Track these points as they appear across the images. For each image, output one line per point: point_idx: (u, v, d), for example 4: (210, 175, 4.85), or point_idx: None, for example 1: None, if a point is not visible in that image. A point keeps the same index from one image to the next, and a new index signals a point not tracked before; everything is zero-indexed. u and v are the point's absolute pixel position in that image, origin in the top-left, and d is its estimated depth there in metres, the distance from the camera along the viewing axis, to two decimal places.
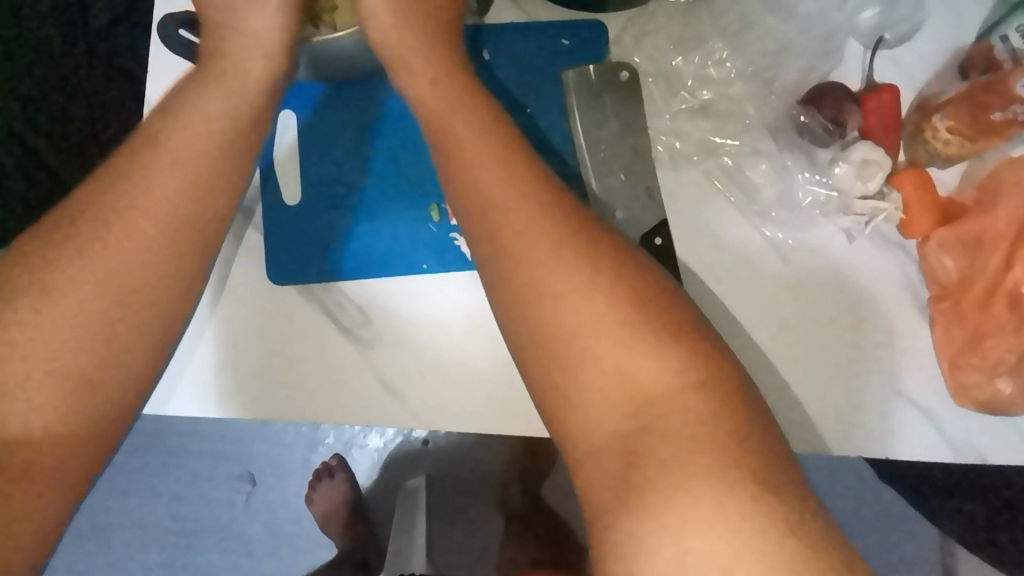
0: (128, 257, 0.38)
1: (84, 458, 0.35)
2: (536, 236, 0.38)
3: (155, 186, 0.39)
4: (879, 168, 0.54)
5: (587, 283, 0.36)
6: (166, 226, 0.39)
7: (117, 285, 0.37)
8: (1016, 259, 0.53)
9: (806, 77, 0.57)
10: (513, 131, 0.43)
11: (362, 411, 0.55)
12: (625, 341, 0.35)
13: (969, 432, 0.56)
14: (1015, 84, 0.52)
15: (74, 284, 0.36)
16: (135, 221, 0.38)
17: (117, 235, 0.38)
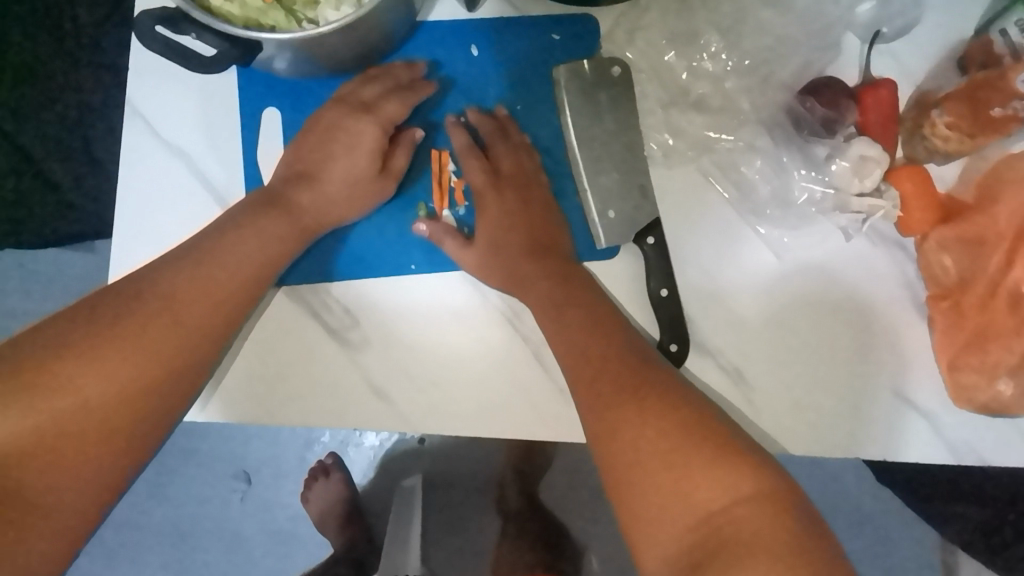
0: (185, 330, 0.45)
1: (107, 484, 0.41)
2: (601, 379, 0.44)
3: (217, 270, 0.47)
4: (877, 165, 0.53)
5: (642, 406, 0.41)
6: (215, 308, 0.46)
7: (171, 352, 0.44)
8: (1018, 258, 0.52)
9: (803, 73, 0.56)
10: (544, 246, 0.53)
11: (351, 414, 0.55)
12: (682, 455, 0.38)
13: (967, 434, 0.55)
14: (1014, 80, 0.50)
15: (101, 360, 0.41)
16: (182, 304, 0.45)
17: (173, 315, 0.44)
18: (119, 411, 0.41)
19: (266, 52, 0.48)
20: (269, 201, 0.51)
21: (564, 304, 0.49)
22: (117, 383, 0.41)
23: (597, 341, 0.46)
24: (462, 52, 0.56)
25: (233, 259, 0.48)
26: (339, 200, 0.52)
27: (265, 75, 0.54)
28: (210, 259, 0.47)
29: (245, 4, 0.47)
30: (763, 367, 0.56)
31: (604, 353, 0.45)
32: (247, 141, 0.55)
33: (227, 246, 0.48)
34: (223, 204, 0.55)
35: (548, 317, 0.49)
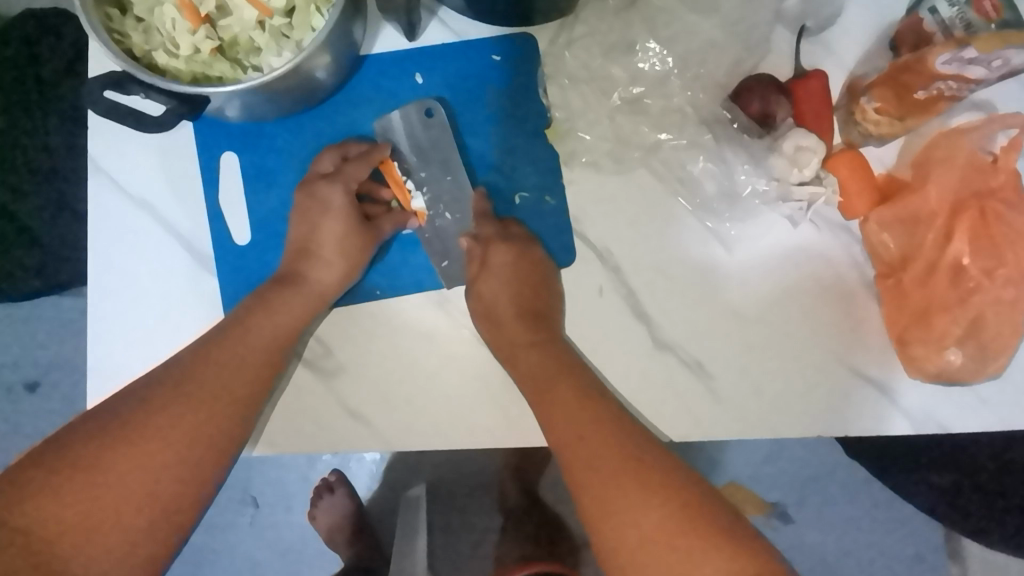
0: (241, 371, 0.50)
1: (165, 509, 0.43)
2: (601, 460, 0.45)
3: (271, 320, 0.52)
4: (814, 154, 0.55)
5: (643, 496, 0.42)
6: (267, 356, 0.51)
7: (237, 397, 0.49)
8: (955, 233, 0.54)
9: (737, 72, 0.58)
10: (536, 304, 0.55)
11: (333, 439, 0.57)
12: (675, 550, 0.40)
13: (924, 403, 0.57)
14: (935, 61, 0.52)
15: (190, 400, 0.46)
16: (246, 351, 0.50)
17: (239, 359, 0.50)
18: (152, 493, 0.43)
19: (214, 103, 0.50)
20: (280, 281, 0.54)
21: (549, 386, 0.51)
22: (154, 466, 0.43)
23: (594, 426, 0.47)
24: (407, 81, 0.59)
25: (251, 346, 0.51)
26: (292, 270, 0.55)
27: (221, 123, 0.57)
28: (237, 344, 0.50)
29: (189, 59, 0.49)
30: (707, 357, 0.58)
31: (598, 433, 0.47)
32: (210, 187, 0.57)
33: (247, 329, 0.51)
34: (190, 248, 0.57)
35: (541, 388, 0.51)
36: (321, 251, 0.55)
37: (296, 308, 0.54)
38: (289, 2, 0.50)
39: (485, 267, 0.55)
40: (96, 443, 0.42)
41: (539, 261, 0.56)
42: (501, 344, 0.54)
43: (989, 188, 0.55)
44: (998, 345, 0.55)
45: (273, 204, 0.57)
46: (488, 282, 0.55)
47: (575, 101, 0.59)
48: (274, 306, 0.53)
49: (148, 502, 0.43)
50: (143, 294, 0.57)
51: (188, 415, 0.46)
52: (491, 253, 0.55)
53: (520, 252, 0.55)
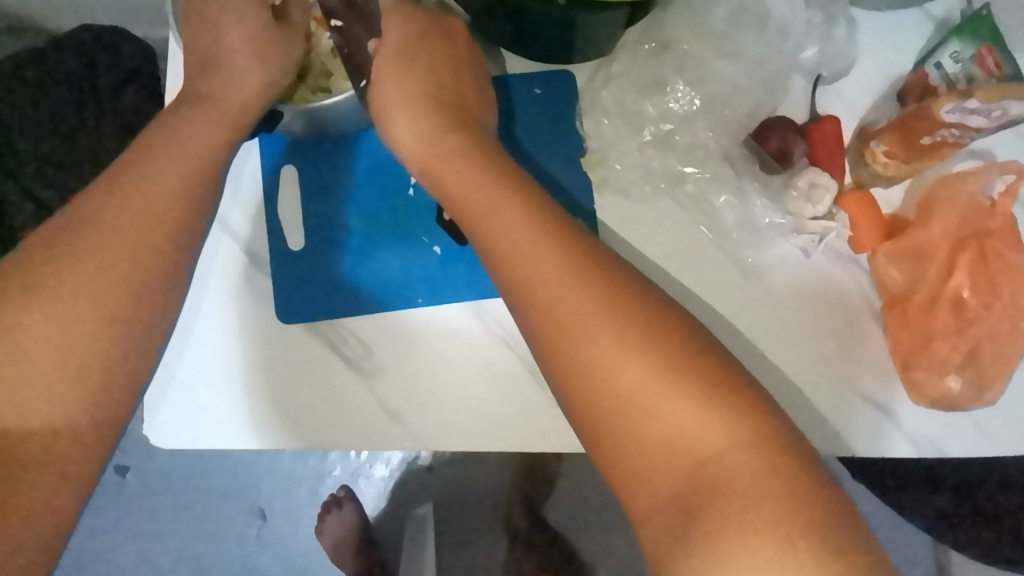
0: (172, 168, 0.47)
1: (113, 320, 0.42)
2: (566, 288, 0.40)
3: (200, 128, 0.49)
4: (827, 191, 0.60)
5: (620, 330, 0.38)
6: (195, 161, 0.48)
7: (177, 166, 0.47)
8: (956, 267, 0.59)
9: (757, 114, 0.63)
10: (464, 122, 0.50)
11: (370, 437, 0.60)
12: (660, 382, 0.37)
13: (929, 429, 0.60)
14: (940, 110, 0.57)
15: (117, 209, 0.44)
16: (173, 157, 0.47)
17: (167, 155, 0.47)
18: (92, 293, 0.42)
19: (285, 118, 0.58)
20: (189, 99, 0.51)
21: (491, 213, 0.44)
22: (91, 262, 0.42)
23: (552, 263, 0.41)
24: None
25: (146, 203, 0.45)
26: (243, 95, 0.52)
27: (284, 138, 0.62)
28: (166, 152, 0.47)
29: None
30: (745, 323, 0.62)
31: (560, 273, 0.40)
32: (270, 197, 0.62)
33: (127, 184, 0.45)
34: (249, 252, 0.62)
35: (485, 210, 0.44)
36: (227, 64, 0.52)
37: (213, 123, 0.50)
38: None
39: (384, 43, 0.53)
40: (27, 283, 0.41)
41: (458, 74, 0.53)
42: (472, 205, 0.45)
43: (987, 229, 0.60)
44: (995, 372, 0.59)
45: (327, 214, 0.62)
46: (384, 62, 0.52)
47: (608, 133, 0.65)
48: (163, 154, 0.47)
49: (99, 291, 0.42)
50: (199, 293, 0.61)
51: (114, 231, 0.43)
52: (391, 30, 0.53)
53: (418, 29, 0.53)
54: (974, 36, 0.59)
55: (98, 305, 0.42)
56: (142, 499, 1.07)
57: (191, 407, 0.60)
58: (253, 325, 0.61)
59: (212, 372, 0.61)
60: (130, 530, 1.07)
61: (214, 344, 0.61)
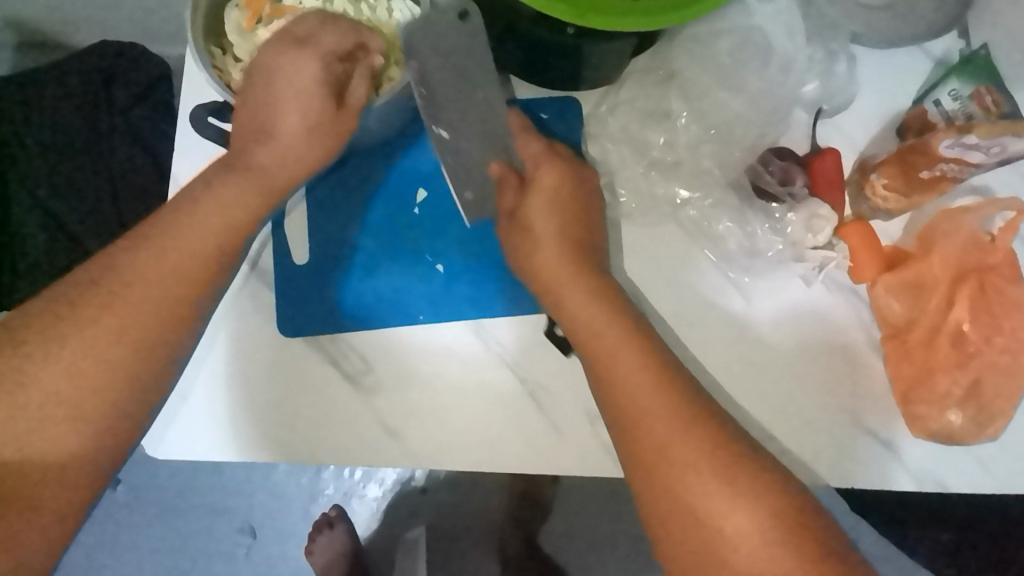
0: (187, 238, 0.46)
1: (117, 388, 0.44)
2: (647, 394, 0.47)
3: (227, 194, 0.48)
4: (827, 223, 0.61)
5: (693, 448, 0.45)
6: (214, 233, 0.47)
7: (198, 238, 0.47)
8: (956, 301, 0.59)
9: (760, 144, 0.64)
10: (569, 220, 0.57)
11: (366, 453, 0.60)
12: (725, 491, 0.43)
13: (925, 462, 0.60)
14: (938, 145, 0.57)
15: (134, 281, 0.44)
16: (194, 225, 0.47)
17: (187, 225, 0.47)
18: (95, 365, 0.43)
19: None
20: (224, 168, 0.50)
21: (574, 309, 0.54)
22: (97, 337, 0.43)
23: (656, 398, 0.47)
24: None
25: (164, 273, 0.45)
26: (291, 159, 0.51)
27: None
28: (191, 219, 0.47)
29: None
30: (745, 333, 0.63)
31: (643, 383, 0.48)
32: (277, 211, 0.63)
33: (153, 247, 0.46)
34: (255, 265, 0.62)
35: (604, 347, 0.51)
36: (276, 134, 0.50)
37: (243, 195, 0.49)
38: None
39: (532, 178, 0.57)
40: (38, 343, 0.42)
41: (594, 208, 0.58)
42: (556, 290, 0.55)
43: (987, 264, 0.60)
44: (996, 408, 0.59)
45: (331, 229, 0.63)
46: (536, 197, 0.57)
47: (614, 158, 0.66)
48: (184, 229, 0.47)
49: (106, 362, 0.43)
50: None
51: (124, 304, 0.44)
52: (526, 150, 0.57)
53: (564, 169, 0.58)
54: (972, 75, 0.60)
55: (100, 375, 0.43)
56: (131, 513, 1.05)
57: (187, 417, 0.60)
58: (255, 336, 0.62)
59: (211, 383, 0.61)
60: (117, 544, 1.06)
61: (213, 355, 0.61)
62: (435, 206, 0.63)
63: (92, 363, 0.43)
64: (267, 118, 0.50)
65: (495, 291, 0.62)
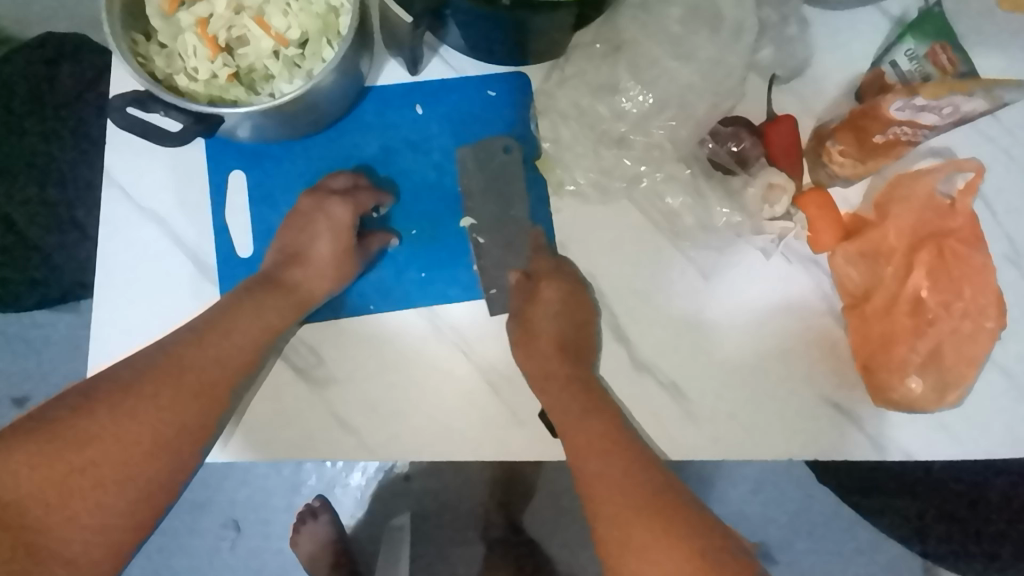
0: (239, 336, 0.54)
1: (154, 470, 0.48)
2: (611, 478, 0.52)
3: (267, 305, 0.55)
4: (783, 192, 0.59)
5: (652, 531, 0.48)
6: (257, 334, 0.55)
7: (250, 339, 0.54)
8: (914, 267, 0.58)
9: (715, 114, 0.62)
10: (569, 343, 0.59)
11: (321, 447, 0.59)
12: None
13: (886, 430, 0.60)
14: (889, 109, 0.56)
15: (186, 372, 0.51)
16: (242, 326, 0.54)
17: (238, 323, 0.54)
18: (132, 451, 0.47)
19: (228, 124, 0.54)
20: (266, 282, 0.56)
21: (561, 388, 0.57)
22: (143, 423, 0.48)
23: (604, 449, 0.54)
24: (407, 111, 0.62)
25: (215, 360, 0.52)
26: (325, 275, 0.57)
27: (230, 141, 0.60)
28: (242, 319, 0.54)
29: (207, 83, 0.53)
30: (704, 310, 0.61)
31: (617, 469, 0.52)
32: (218, 202, 0.60)
33: (217, 335, 0.53)
34: (196, 260, 0.60)
35: (571, 422, 0.56)
36: (310, 258, 0.57)
37: (284, 302, 0.56)
38: (304, 34, 0.53)
39: (536, 300, 0.59)
40: (83, 421, 0.46)
41: (586, 306, 0.60)
42: (539, 375, 0.58)
43: (947, 229, 0.59)
44: (958, 373, 0.58)
45: (275, 221, 0.61)
46: (539, 312, 0.59)
47: (565, 135, 0.63)
48: (235, 329, 0.53)
49: (144, 449, 0.48)
50: (146, 302, 0.59)
51: (175, 393, 0.50)
52: (543, 287, 0.59)
53: (567, 287, 0.60)
54: (927, 33, 0.59)
55: (132, 457, 0.47)
56: None
57: None
58: None
59: None
60: None
61: None
62: (407, 204, 0.62)
63: (130, 447, 0.47)
64: (302, 244, 0.57)
65: (446, 277, 0.61)
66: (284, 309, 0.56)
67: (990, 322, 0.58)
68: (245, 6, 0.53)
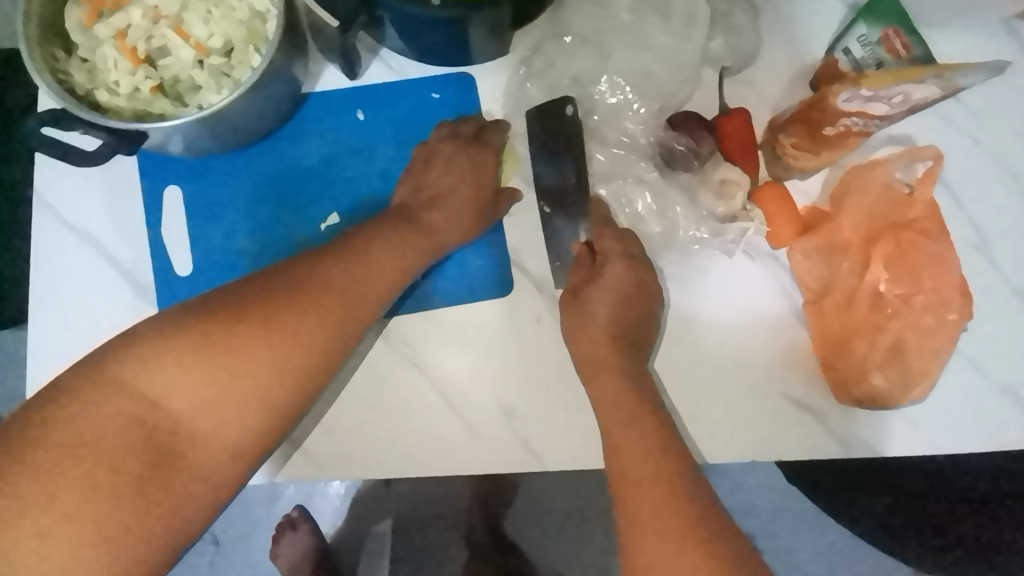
0: (383, 263, 0.53)
1: (288, 393, 0.47)
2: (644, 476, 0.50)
3: (407, 238, 0.55)
4: (738, 187, 0.58)
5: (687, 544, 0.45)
6: (399, 265, 0.54)
7: (394, 267, 0.53)
8: (871, 261, 0.57)
9: (667, 109, 0.61)
10: (628, 334, 0.57)
11: (274, 468, 0.58)
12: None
13: (855, 428, 0.58)
14: (835, 100, 0.56)
15: (334, 291, 0.50)
16: (382, 254, 0.53)
17: (383, 250, 0.53)
18: (278, 364, 0.46)
19: (157, 138, 0.52)
20: (402, 219, 0.56)
21: (613, 379, 0.55)
22: (293, 336, 0.47)
23: (637, 444, 0.52)
24: (349, 117, 0.60)
25: (358, 286, 0.51)
26: (458, 217, 0.57)
27: (163, 156, 0.58)
28: (380, 245, 0.53)
29: (131, 97, 0.51)
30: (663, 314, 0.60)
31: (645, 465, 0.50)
32: (152, 221, 0.58)
33: (358, 263, 0.52)
34: (132, 280, 0.58)
35: (610, 415, 0.54)
36: (444, 204, 0.57)
37: (419, 235, 0.56)
38: (227, 42, 0.51)
39: (599, 281, 0.58)
40: (236, 325, 0.46)
41: (649, 288, 0.58)
42: (588, 359, 0.56)
43: (906, 219, 0.58)
44: (919, 368, 0.57)
45: (213, 237, 0.58)
46: (597, 294, 0.58)
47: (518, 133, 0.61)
48: (375, 255, 0.53)
49: (289, 362, 0.47)
50: (82, 326, 0.57)
51: (321, 310, 0.49)
52: (607, 267, 0.58)
53: (630, 266, 0.58)
54: (879, 18, 0.57)
55: (278, 369, 0.46)
56: None
57: None
58: None
59: None
60: None
61: None
62: (353, 213, 0.59)
63: (277, 359, 0.46)
64: (442, 187, 0.58)
65: None
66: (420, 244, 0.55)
67: (953, 314, 0.57)
68: (164, 16, 0.51)
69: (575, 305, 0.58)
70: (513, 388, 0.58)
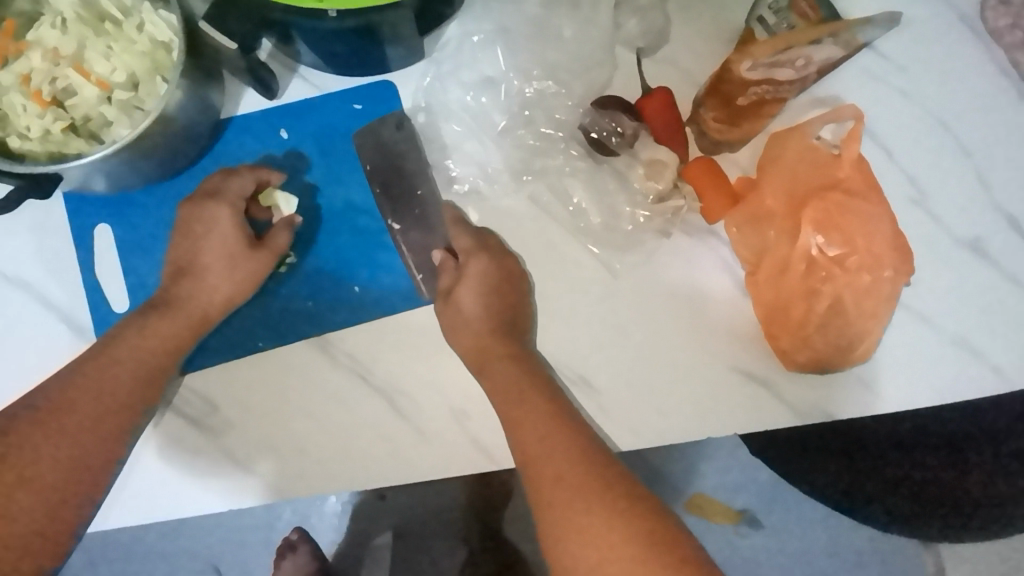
0: (169, 335, 0.55)
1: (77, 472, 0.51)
2: (556, 452, 0.49)
3: (194, 304, 0.56)
4: (665, 166, 0.58)
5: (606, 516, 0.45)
6: (190, 334, 0.55)
7: (182, 339, 0.55)
8: (802, 225, 0.57)
9: (589, 95, 0.61)
10: (505, 323, 0.57)
11: (232, 492, 0.59)
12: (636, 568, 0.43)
13: (803, 394, 0.58)
14: (739, 69, 0.56)
15: (115, 373, 0.53)
16: (178, 322, 0.55)
17: (164, 324, 0.55)
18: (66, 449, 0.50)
19: (74, 178, 0.51)
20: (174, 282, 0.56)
21: (497, 366, 0.55)
22: (68, 426, 0.50)
23: (545, 421, 0.51)
24: (274, 137, 0.60)
25: (141, 361, 0.54)
26: (221, 280, 0.56)
27: (89, 194, 0.58)
28: (172, 318, 0.55)
29: (43, 140, 0.51)
30: (605, 301, 0.59)
31: (550, 441, 0.50)
32: (85, 261, 0.58)
33: (141, 340, 0.54)
34: (70, 322, 0.58)
35: (505, 400, 0.53)
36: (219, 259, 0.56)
37: (212, 297, 0.56)
38: (131, 75, 0.51)
39: (461, 277, 0.57)
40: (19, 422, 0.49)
41: (515, 282, 0.58)
42: (475, 353, 0.56)
43: (835, 179, 0.58)
44: (860, 328, 0.57)
45: (147, 271, 0.58)
46: (466, 291, 0.57)
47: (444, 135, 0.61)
48: (160, 328, 0.54)
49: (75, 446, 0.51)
50: (27, 371, 0.58)
51: (98, 395, 0.52)
52: (469, 263, 0.57)
53: (494, 260, 0.58)
54: None
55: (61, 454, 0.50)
56: None
57: None
58: None
59: None
60: None
61: None
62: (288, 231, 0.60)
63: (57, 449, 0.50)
64: (191, 251, 0.56)
65: (336, 302, 0.59)
66: (215, 308, 0.56)
67: (889, 270, 0.57)
68: (64, 56, 0.51)
69: (450, 302, 0.57)
70: (459, 390, 0.58)
